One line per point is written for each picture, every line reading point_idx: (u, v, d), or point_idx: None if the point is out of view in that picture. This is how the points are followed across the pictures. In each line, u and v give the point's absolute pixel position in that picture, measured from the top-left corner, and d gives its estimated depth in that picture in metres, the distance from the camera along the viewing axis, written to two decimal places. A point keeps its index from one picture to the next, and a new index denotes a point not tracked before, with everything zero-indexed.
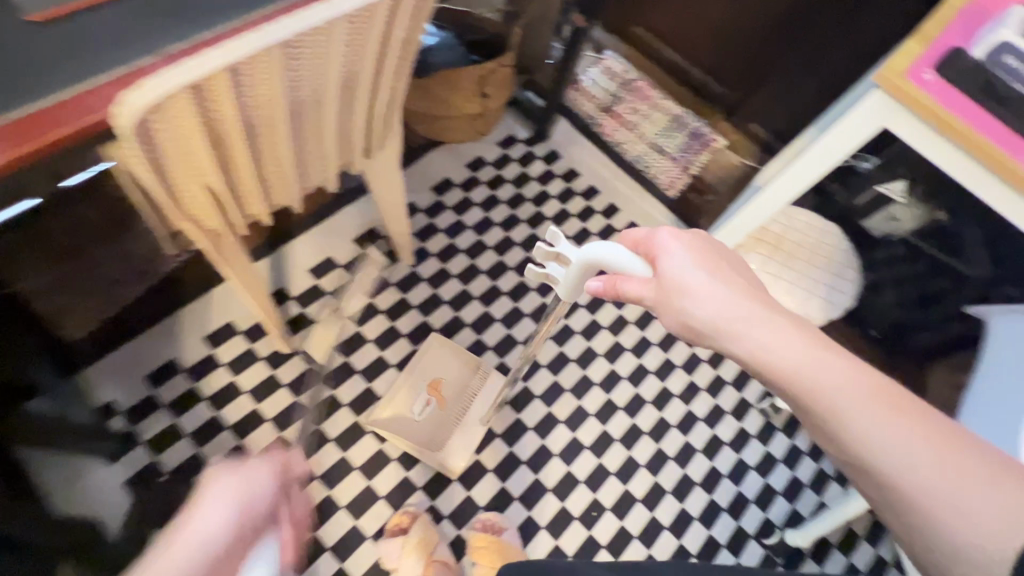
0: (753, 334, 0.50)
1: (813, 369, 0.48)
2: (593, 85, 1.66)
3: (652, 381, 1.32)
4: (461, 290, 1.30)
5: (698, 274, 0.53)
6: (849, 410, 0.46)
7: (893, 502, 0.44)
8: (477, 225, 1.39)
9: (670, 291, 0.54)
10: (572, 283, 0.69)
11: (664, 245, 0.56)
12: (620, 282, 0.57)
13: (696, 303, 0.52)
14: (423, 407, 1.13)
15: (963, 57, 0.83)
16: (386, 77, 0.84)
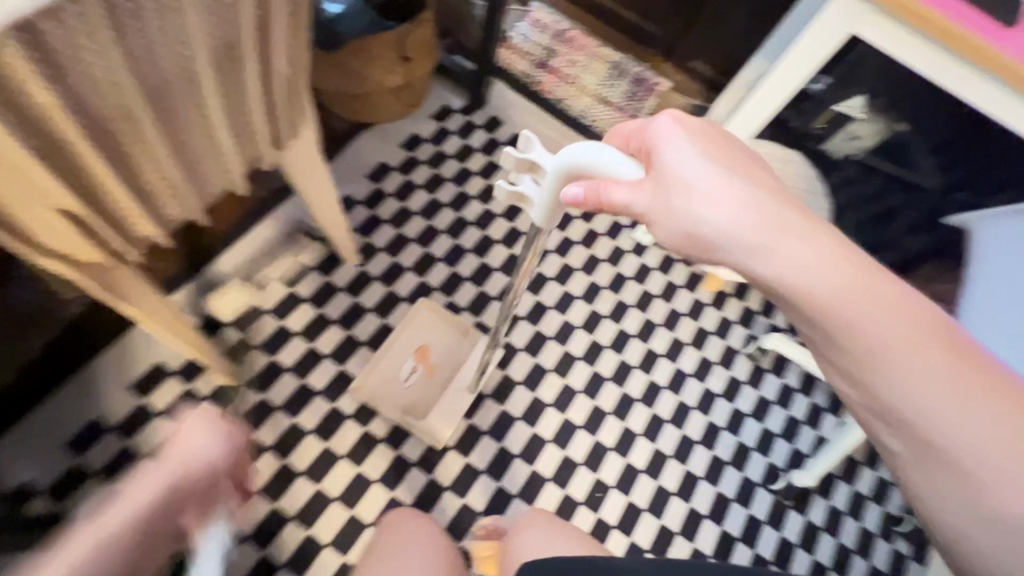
0: (768, 246, 0.42)
1: (855, 291, 0.42)
2: (525, 40, 1.58)
3: (636, 345, 1.22)
4: (417, 281, 1.20)
5: (705, 173, 0.44)
6: (885, 333, 0.42)
7: (898, 416, 0.42)
8: (424, 209, 1.28)
9: (665, 194, 0.45)
10: (550, 203, 0.58)
11: (664, 141, 0.46)
12: (604, 186, 0.48)
13: (700, 209, 0.44)
14: (409, 372, 1.06)
15: None
16: (297, 38, 0.62)
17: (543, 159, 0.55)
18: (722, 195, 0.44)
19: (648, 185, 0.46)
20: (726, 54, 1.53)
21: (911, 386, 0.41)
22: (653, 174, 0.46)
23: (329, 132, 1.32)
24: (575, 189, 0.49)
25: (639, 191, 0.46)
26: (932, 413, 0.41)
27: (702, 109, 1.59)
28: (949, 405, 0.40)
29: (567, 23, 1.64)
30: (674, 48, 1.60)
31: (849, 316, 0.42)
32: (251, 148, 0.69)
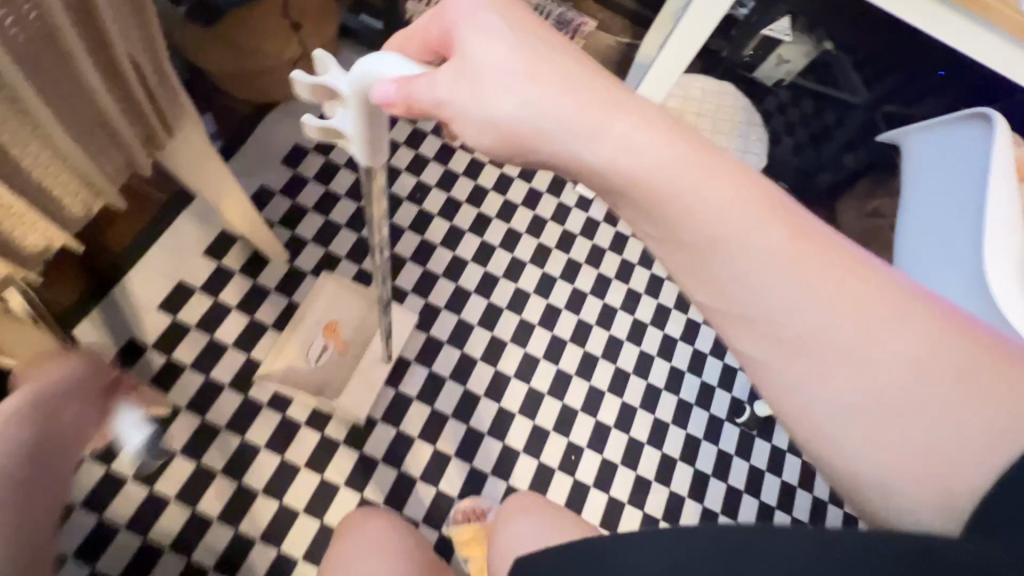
0: (579, 126, 0.39)
1: (669, 172, 0.38)
2: None
3: (592, 302, 1.20)
4: (356, 270, 1.12)
5: (506, 54, 0.40)
6: (717, 216, 0.38)
7: (779, 353, 0.39)
8: (350, 191, 1.18)
9: (468, 83, 0.41)
10: (367, 134, 0.53)
11: (466, 23, 0.41)
12: (412, 85, 0.43)
13: (500, 93, 0.40)
14: (319, 352, 0.99)
15: None
16: (134, 17, 0.53)
17: (338, 81, 0.49)
18: (524, 76, 0.40)
19: (456, 71, 0.41)
20: None
21: (752, 271, 0.38)
22: (454, 58, 0.41)
23: (230, 117, 1.18)
24: (385, 91, 0.44)
25: (447, 78, 0.41)
26: (774, 297, 0.38)
27: (632, 48, 1.53)
28: (793, 288, 0.38)
29: None
30: None
31: (675, 200, 0.39)
32: (117, 157, 0.61)
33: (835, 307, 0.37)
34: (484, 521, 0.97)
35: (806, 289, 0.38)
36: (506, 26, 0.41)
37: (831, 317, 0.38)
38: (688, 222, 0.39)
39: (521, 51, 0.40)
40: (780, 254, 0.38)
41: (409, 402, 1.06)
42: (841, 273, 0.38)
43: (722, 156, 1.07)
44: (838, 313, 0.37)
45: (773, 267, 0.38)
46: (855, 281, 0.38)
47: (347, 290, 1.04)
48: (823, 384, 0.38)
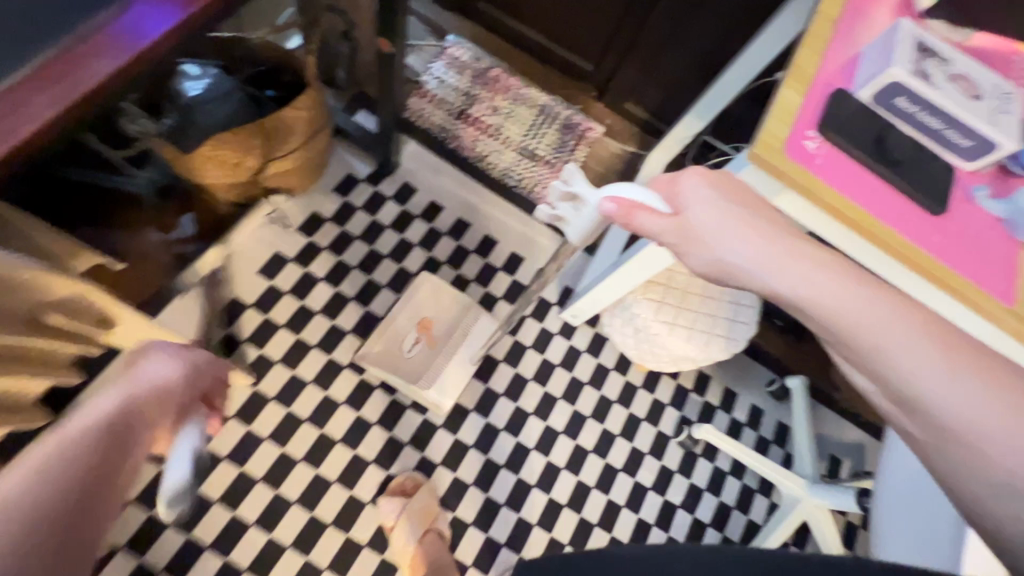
0: (769, 264, 0.57)
1: (849, 302, 0.53)
2: (439, 86, 1.42)
3: (564, 443, 1.18)
4: (321, 396, 1.09)
5: (717, 216, 0.59)
6: (891, 333, 0.50)
7: (933, 431, 0.48)
8: (327, 307, 1.15)
9: (692, 233, 0.61)
10: (585, 224, 0.84)
11: (687, 194, 0.61)
12: (636, 214, 0.64)
13: (722, 247, 0.59)
14: (413, 345, 1.14)
15: (943, 177, 0.58)
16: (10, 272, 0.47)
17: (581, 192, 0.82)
18: (748, 234, 0.58)
19: (675, 223, 0.62)
20: (660, 98, 1.42)
21: (900, 361, 0.50)
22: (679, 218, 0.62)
23: (209, 219, 1.14)
24: (611, 208, 0.66)
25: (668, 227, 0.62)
26: (942, 398, 0.47)
27: (637, 157, 1.49)
28: (928, 368, 0.48)
29: (488, 59, 1.48)
30: (606, 87, 1.48)
31: (840, 311, 0.53)
32: (26, 407, 0.62)
33: (993, 409, 0.46)
34: None
35: (958, 388, 0.47)
36: (716, 195, 0.60)
37: (967, 393, 0.47)
38: (854, 322, 0.52)
39: (725, 215, 0.59)
40: (936, 353, 0.49)
41: (359, 548, 1.02)
42: (1002, 387, 0.46)
43: (709, 324, 1.02)
44: (982, 392, 0.46)
45: (915, 354, 0.49)
46: (997, 388, 0.47)
47: (447, 297, 1.19)
48: (976, 463, 0.46)
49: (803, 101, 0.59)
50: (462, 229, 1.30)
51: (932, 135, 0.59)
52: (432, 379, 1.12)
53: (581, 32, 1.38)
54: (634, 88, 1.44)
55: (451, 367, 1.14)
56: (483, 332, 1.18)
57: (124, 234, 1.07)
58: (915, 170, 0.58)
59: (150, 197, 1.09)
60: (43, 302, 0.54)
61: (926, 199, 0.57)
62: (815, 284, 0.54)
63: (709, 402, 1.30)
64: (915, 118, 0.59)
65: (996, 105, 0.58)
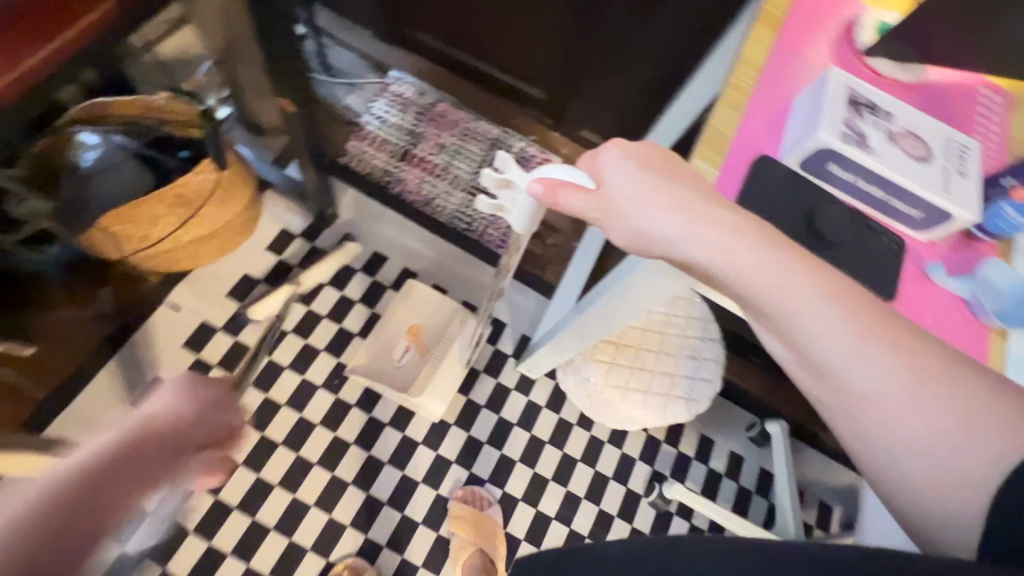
0: (681, 232, 0.46)
1: (765, 272, 0.44)
2: (381, 126, 1.34)
3: (523, 510, 1.10)
4: (254, 478, 1.01)
5: (635, 183, 0.48)
6: (803, 302, 0.43)
7: (842, 399, 0.44)
8: (260, 378, 1.07)
9: (609, 205, 0.49)
10: (525, 210, 0.69)
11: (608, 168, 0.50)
12: (560, 191, 0.51)
13: (645, 219, 0.48)
14: (402, 353, 1.10)
15: (894, 260, 0.49)
16: None
17: (518, 176, 0.67)
18: (669, 194, 0.47)
19: (597, 199, 0.49)
20: (617, 124, 1.34)
21: (811, 331, 0.43)
22: (597, 189, 0.50)
23: (129, 292, 1.06)
24: (535, 189, 0.52)
25: (589, 203, 0.49)
26: (845, 364, 0.43)
27: None
28: (836, 338, 0.43)
29: (434, 93, 1.40)
30: (561, 115, 1.39)
31: (757, 279, 0.44)
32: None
33: (899, 377, 0.42)
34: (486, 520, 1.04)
35: (866, 357, 0.42)
36: (637, 165, 0.49)
37: (888, 374, 0.42)
38: (765, 292, 0.44)
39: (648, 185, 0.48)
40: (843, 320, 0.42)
41: None
42: (911, 354, 0.42)
43: (666, 385, 0.93)
44: (887, 363, 0.42)
45: (826, 320, 0.43)
46: (903, 356, 0.42)
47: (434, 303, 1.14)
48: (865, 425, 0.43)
49: (718, 176, 0.50)
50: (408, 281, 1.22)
51: (876, 206, 0.50)
52: (420, 388, 1.07)
53: (528, 60, 1.29)
54: (589, 116, 1.35)
55: (441, 371, 1.08)
56: (471, 333, 1.10)
57: (42, 314, 0.99)
58: (857, 250, 0.48)
59: (61, 275, 1.00)
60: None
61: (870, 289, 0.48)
62: (735, 257, 0.45)
63: (683, 453, 1.20)
64: (853, 185, 0.49)
65: (949, 165, 0.49)
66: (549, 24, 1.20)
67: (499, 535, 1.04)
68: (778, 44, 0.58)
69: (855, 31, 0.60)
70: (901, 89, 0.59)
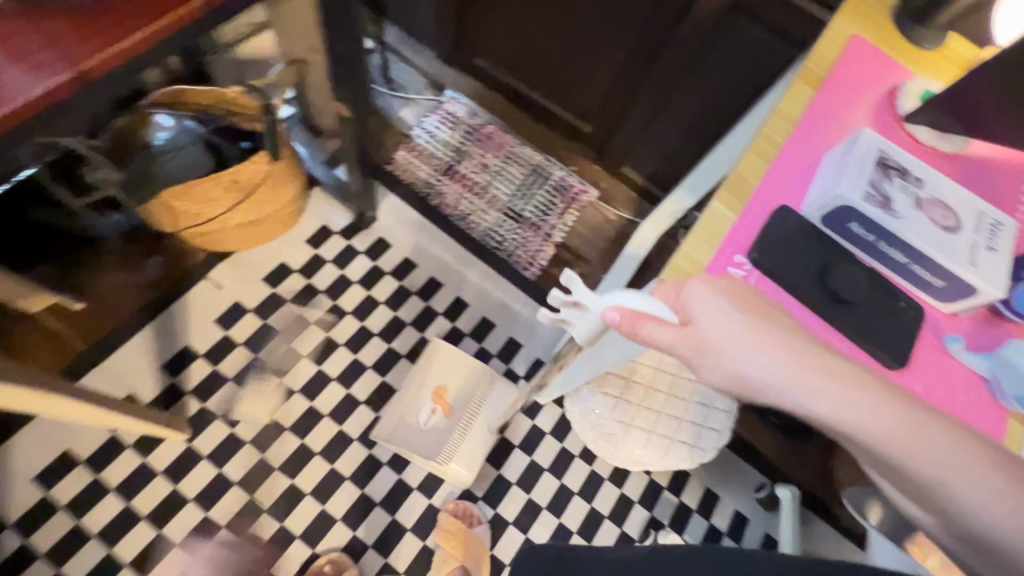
0: (798, 385, 0.41)
1: (896, 431, 0.40)
2: (430, 141, 1.40)
3: (512, 534, 1.08)
4: (257, 458, 1.04)
5: (737, 326, 0.43)
6: (942, 460, 0.39)
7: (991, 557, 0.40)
8: (278, 363, 1.12)
9: (705, 347, 0.45)
10: (591, 324, 0.72)
11: (697, 305, 0.45)
12: (642, 325, 0.48)
13: (753, 367, 0.42)
14: (429, 416, 1.09)
15: (908, 326, 0.48)
16: None
17: (587, 299, 0.69)
18: (777, 340, 0.42)
19: (686, 336, 0.46)
20: (657, 165, 1.35)
21: (954, 491, 0.39)
22: (688, 329, 0.45)
23: (175, 264, 1.13)
24: (614, 318, 0.50)
25: (678, 340, 0.46)
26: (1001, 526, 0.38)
27: (631, 225, 1.41)
28: (983, 497, 0.39)
29: (485, 115, 1.46)
30: (604, 150, 1.42)
31: (891, 439, 0.40)
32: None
33: None
34: (471, 528, 1.04)
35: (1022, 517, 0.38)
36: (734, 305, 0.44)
37: None
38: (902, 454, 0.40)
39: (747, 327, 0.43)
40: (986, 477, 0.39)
41: None
42: None
43: (672, 428, 0.91)
44: None
45: (969, 477, 0.39)
46: None
47: (463, 365, 1.13)
48: None
49: (736, 219, 0.51)
50: (432, 290, 1.25)
51: (897, 270, 0.49)
52: (451, 452, 1.06)
53: (578, 94, 1.33)
54: (631, 154, 1.37)
55: (468, 439, 1.08)
56: (502, 403, 1.11)
57: (89, 276, 1.08)
58: (869, 311, 0.48)
59: (117, 239, 1.10)
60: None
61: (879, 350, 0.47)
62: (861, 415, 0.40)
63: (684, 504, 1.16)
64: (875, 247, 0.49)
65: (979, 239, 0.48)
66: (601, 62, 1.24)
67: (482, 545, 1.04)
68: (817, 101, 0.58)
69: (897, 96, 0.60)
70: (940, 158, 0.59)
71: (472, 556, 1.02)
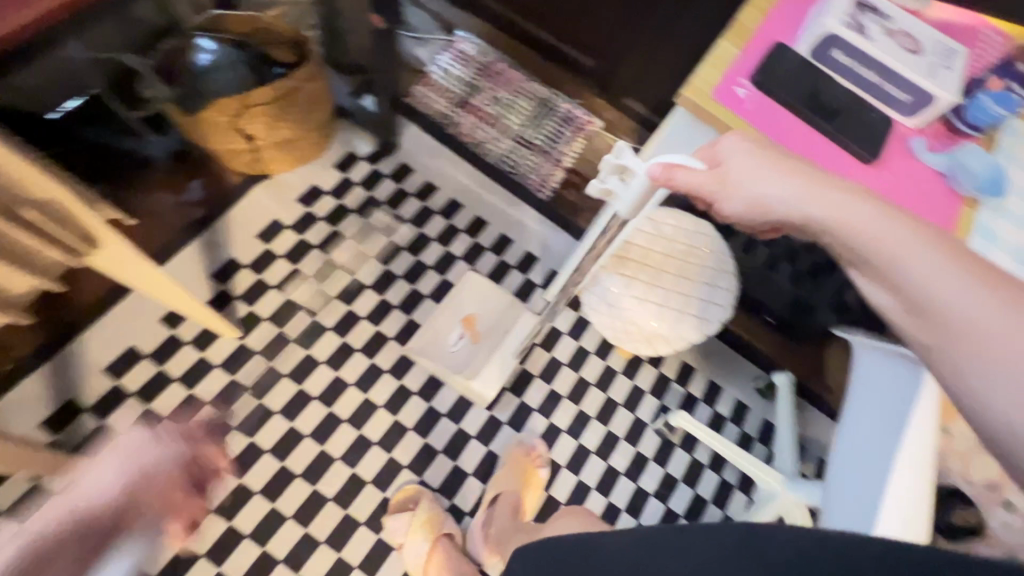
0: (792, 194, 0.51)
1: (867, 218, 0.46)
2: (444, 77, 1.49)
3: (537, 420, 1.20)
4: (303, 354, 1.14)
5: (751, 158, 0.55)
6: (907, 242, 0.44)
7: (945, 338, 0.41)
8: (317, 273, 1.21)
9: (727, 178, 0.56)
10: (631, 199, 0.70)
11: (729, 150, 0.57)
12: (672, 170, 0.61)
13: (760, 184, 0.54)
14: (457, 339, 1.18)
15: (882, 131, 0.58)
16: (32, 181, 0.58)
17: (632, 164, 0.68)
18: (781, 166, 0.53)
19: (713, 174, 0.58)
20: (658, 93, 1.45)
21: (916, 271, 0.43)
22: (717, 169, 0.58)
23: (216, 184, 1.22)
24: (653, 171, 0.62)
25: (705, 177, 0.58)
26: (952, 300, 0.41)
27: (634, 152, 1.51)
28: (941, 274, 0.42)
29: (494, 54, 1.55)
30: (607, 83, 1.50)
31: (863, 226, 0.47)
32: (13, 296, 0.71)
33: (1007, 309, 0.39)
34: (535, 466, 1.10)
35: (970, 289, 0.40)
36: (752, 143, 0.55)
37: (986, 302, 0.40)
38: (871, 236, 0.46)
39: (763, 158, 0.54)
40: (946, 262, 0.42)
41: (324, 501, 1.06)
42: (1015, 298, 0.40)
43: (680, 304, 1.02)
44: (992, 298, 0.40)
45: (932, 262, 0.43)
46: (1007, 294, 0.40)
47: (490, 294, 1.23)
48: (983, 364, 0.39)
49: (740, 52, 0.61)
50: (453, 210, 1.35)
51: (872, 91, 0.60)
52: (475, 371, 1.16)
53: (582, 26, 1.42)
54: (633, 84, 1.46)
55: (494, 361, 1.16)
56: (527, 327, 1.19)
57: (140, 193, 1.17)
58: (849, 119, 0.58)
59: (164, 159, 1.19)
60: (19, 195, 0.60)
61: (858, 147, 0.57)
62: (844, 208, 0.48)
63: (691, 393, 1.28)
64: (854, 70, 0.60)
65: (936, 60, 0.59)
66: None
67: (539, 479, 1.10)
68: None
69: None
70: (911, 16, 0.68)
71: (533, 487, 1.08)
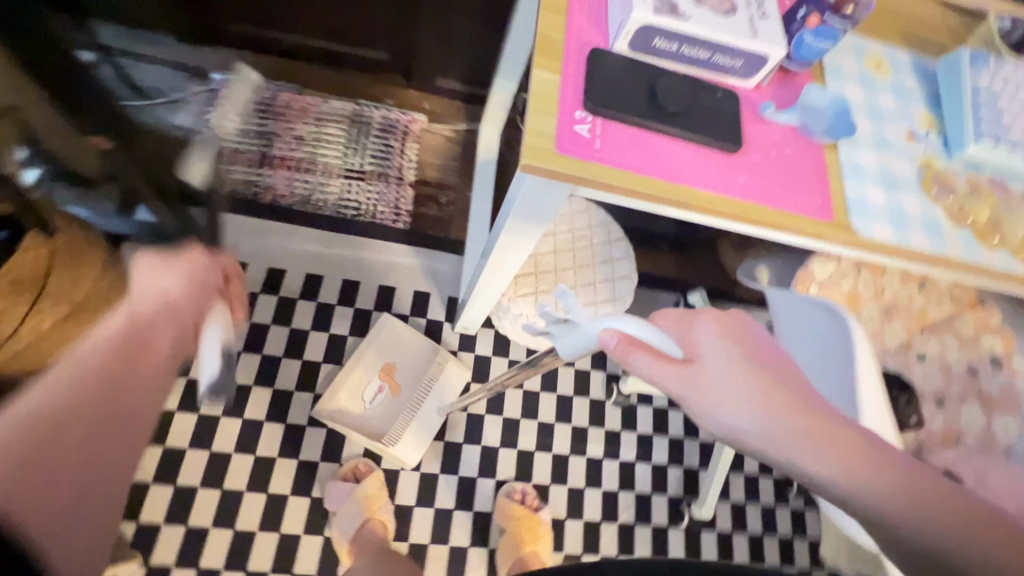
0: (750, 411, 0.53)
1: (806, 439, 0.52)
2: (225, 138, 1.22)
3: (506, 456, 1.14)
4: (233, 532, 1.00)
5: (715, 366, 0.55)
6: (841, 464, 0.51)
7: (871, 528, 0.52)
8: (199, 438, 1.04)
9: (691, 382, 0.54)
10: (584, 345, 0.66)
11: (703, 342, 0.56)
12: (634, 355, 0.55)
13: (721, 404, 0.53)
14: (375, 394, 1.10)
15: (730, 111, 0.53)
16: None
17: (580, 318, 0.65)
18: (739, 382, 0.54)
19: (678, 370, 0.55)
20: (466, 60, 1.29)
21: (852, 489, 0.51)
22: (682, 366, 0.55)
23: None
24: (608, 340, 0.56)
25: (667, 373, 0.55)
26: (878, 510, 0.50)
27: (473, 131, 1.36)
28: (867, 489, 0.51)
29: (269, 86, 1.29)
30: (411, 67, 1.31)
31: (805, 450, 0.52)
32: None
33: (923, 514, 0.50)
34: (535, 513, 1.07)
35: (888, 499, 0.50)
36: (728, 346, 0.55)
37: (905, 509, 0.50)
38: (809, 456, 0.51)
39: (738, 372, 0.54)
40: (872, 473, 0.51)
41: None
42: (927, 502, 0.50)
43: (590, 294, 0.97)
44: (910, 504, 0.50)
45: (866, 479, 0.51)
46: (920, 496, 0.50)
47: (409, 339, 1.15)
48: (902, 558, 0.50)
49: (561, 80, 0.51)
50: (315, 287, 1.17)
51: (705, 67, 0.54)
52: (397, 434, 1.07)
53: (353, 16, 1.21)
54: (437, 62, 1.29)
55: (415, 421, 1.09)
56: (451, 382, 1.14)
57: None
58: (697, 112, 0.52)
59: None
60: None
61: (716, 141, 0.52)
62: (783, 430, 0.52)
63: None
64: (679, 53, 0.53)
65: (752, 12, 0.53)
66: None
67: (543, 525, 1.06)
68: None
69: None
70: None
71: (542, 537, 1.04)
